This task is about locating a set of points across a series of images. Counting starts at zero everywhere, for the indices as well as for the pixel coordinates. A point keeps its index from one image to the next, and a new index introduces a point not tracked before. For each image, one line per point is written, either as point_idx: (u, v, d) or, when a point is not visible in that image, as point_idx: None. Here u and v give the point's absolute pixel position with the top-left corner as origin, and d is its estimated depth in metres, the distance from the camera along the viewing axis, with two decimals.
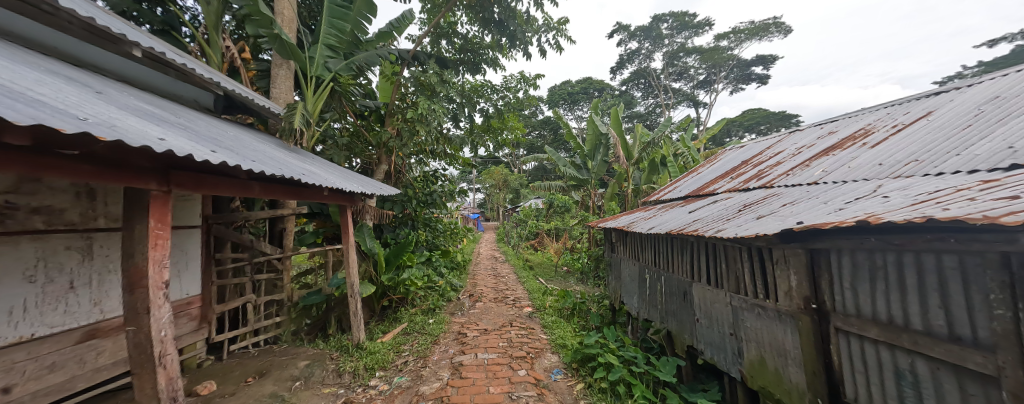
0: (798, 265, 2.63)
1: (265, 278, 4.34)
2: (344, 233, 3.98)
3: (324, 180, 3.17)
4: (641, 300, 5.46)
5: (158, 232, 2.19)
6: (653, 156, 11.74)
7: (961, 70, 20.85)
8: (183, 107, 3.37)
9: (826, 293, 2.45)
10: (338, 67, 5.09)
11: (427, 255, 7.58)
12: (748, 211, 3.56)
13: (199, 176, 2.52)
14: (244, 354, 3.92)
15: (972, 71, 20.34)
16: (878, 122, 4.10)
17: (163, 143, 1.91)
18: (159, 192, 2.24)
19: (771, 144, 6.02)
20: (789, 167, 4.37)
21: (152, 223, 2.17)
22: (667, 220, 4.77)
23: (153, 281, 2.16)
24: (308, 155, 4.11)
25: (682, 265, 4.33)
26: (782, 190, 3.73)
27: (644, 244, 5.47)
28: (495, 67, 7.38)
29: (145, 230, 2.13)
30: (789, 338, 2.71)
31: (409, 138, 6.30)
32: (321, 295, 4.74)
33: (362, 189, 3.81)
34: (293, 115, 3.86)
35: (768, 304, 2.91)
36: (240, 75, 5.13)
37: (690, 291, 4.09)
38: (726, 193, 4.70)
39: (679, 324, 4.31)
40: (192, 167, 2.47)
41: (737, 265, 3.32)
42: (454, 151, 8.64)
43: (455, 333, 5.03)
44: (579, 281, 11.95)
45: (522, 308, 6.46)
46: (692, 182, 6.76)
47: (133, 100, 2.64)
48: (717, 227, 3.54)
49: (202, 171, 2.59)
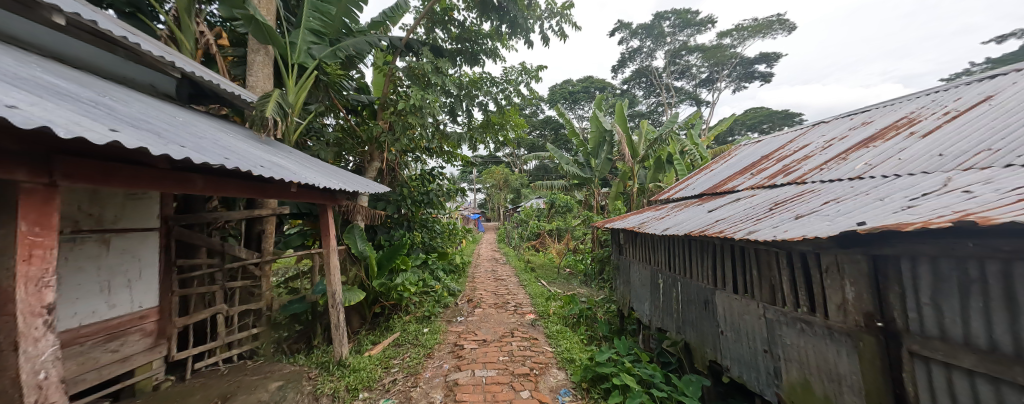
0: (854, 274, 2.19)
1: (238, 286, 3.93)
2: (326, 236, 3.54)
3: (291, 172, 2.69)
4: (654, 308, 5.02)
5: (34, 239, 1.71)
6: (659, 153, 11.32)
7: (969, 66, 20.49)
8: (127, 89, 2.90)
9: (895, 309, 2.00)
10: (322, 54, 4.65)
11: (423, 258, 7.16)
12: (783, 210, 3.11)
13: (104, 165, 2.07)
14: (212, 373, 3.53)
15: (980, 68, 19.99)
16: (922, 110, 3.66)
17: (16, 114, 1.44)
18: (37, 185, 1.76)
19: (793, 137, 5.58)
20: (821, 161, 3.93)
21: (25, 227, 1.68)
22: (684, 221, 4.33)
23: (26, 306, 1.68)
24: (284, 148, 3.65)
25: (702, 271, 3.89)
26: (820, 186, 3.28)
27: (657, 247, 5.04)
28: (495, 58, 6.95)
29: (14, 236, 1.64)
30: (845, 361, 2.26)
31: (402, 133, 5.89)
32: (303, 304, 4.33)
33: (344, 186, 3.36)
34: (267, 102, 3.43)
35: (815, 320, 2.46)
36: (216, 63, 4.71)
37: (713, 299, 3.66)
38: (749, 190, 4.26)
39: (699, 336, 3.88)
40: (95, 155, 2.02)
41: (772, 272, 2.88)
42: (452, 148, 8.21)
43: (451, 345, 4.60)
44: (583, 284, 11.51)
45: (524, 315, 6.04)
46: (705, 179, 6.32)
47: (39, 73, 2.17)
48: (747, 228, 3.10)
49: (112, 160, 2.13)
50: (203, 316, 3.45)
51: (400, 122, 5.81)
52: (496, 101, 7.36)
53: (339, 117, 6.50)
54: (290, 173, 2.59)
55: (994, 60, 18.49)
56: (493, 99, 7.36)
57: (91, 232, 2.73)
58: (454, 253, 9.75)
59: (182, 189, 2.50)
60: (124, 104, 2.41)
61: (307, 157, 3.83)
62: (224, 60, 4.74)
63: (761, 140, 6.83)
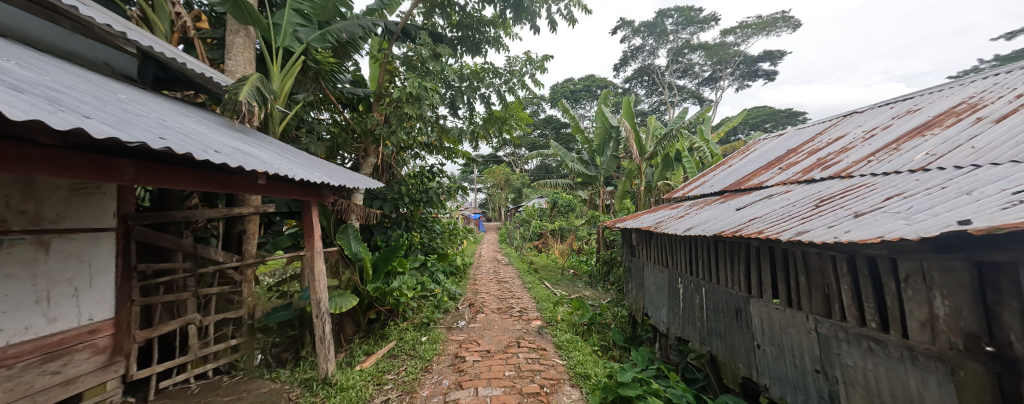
0: (948, 284, 1.76)
1: (215, 292, 3.53)
2: (309, 237, 3.12)
3: (263, 162, 2.17)
4: (673, 315, 4.59)
5: None
6: (667, 150, 10.87)
7: (977, 63, 20.15)
8: (73, 66, 2.42)
9: (1010, 331, 1.58)
10: (310, 37, 4.26)
11: (421, 260, 6.76)
12: (835, 207, 2.68)
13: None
14: (182, 392, 3.18)
15: (990, 64, 19.56)
16: (984, 94, 3.27)
17: None
18: None
19: (822, 129, 5.16)
20: (866, 152, 3.51)
21: None
22: (710, 220, 3.90)
23: None
24: (262, 138, 3.21)
25: (733, 276, 3.48)
26: (875, 180, 2.87)
27: (677, 249, 4.62)
28: (498, 47, 6.55)
29: None
30: (933, 392, 1.84)
31: (400, 127, 5.48)
32: (288, 313, 3.93)
33: (330, 180, 2.92)
34: (242, 86, 2.97)
35: (890, 339, 2.04)
36: (195, 49, 4.31)
37: (747, 308, 3.24)
38: (782, 186, 3.85)
39: (729, 348, 3.46)
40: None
41: (827, 279, 2.46)
42: (452, 144, 7.81)
43: (451, 357, 4.20)
44: (588, 286, 11.12)
45: (530, 321, 5.64)
46: (723, 175, 5.92)
47: None
48: (795, 227, 2.67)
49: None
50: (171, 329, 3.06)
51: (397, 114, 5.40)
52: (499, 93, 6.97)
53: (333, 109, 6.10)
54: (260, 161, 2.13)
55: (1005, 56, 18.05)
56: (496, 91, 6.96)
57: (25, 232, 2.40)
58: (454, 254, 9.34)
59: (107, 180, 1.92)
60: (50, 72, 1.94)
61: (290, 150, 3.39)
62: (204, 45, 4.35)
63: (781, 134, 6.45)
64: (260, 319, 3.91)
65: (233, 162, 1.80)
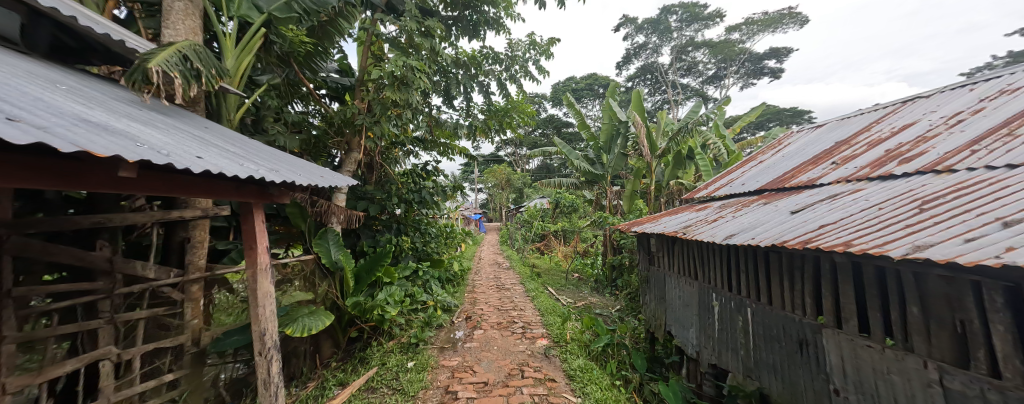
0: None
1: (143, 317, 2.81)
2: (250, 250, 2.39)
3: (132, 145, 1.35)
4: (706, 338, 3.88)
5: None
6: (681, 147, 10.02)
7: (992, 59, 19.46)
8: None
9: None
10: (271, 5, 3.59)
11: (413, 267, 6.06)
12: (963, 212, 1.96)
13: None
14: None
15: (1002, 63, 18.97)
16: None
17: None
18: None
19: (877, 117, 4.45)
20: (963, 141, 2.81)
21: None
22: (756, 226, 3.20)
23: None
24: (193, 123, 2.47)
25: (792, 297, 2.77)
26: (1004, 175, 2.16)
27: (709, 260, 3.93)
28: (499, 29, 5.83)
29: None
30: None
31: (385, 117, 4.77)
32: (241, 339, 3.23)
33: (277, 175, 2.17)
34: (161, 51, 2.31)
35: None
36: (135, 21, 3.61)
37: (817, 340, 2.52)
38: (850, 184, 3.14)
39: (790, 389, 2.75)
40: None
41: (960, 314, 1.74)
42: (448, 139, 7.10)
43: (441, 391, 3.51)
44: (593, 292, 10.44)
45: (535, 339, 4.94)
46: (755, 173, 5.21)
47: None
48: (904, 238, 1.95)
49: None
50: (71, 369, 2.33)
51: (381, 100, 4.68)
52: (499, 81, 6.26)
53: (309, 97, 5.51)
54: (127, 143, 1.33)
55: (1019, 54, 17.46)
56: (496, 79, 6.26)
57: None
58: (451, 259, 8.65)
59: None
60: None
61: (234, 139, 2.66)
62: (148, 16, 3.66)
63: (817, 125, 5.75)
64: (207, 346, 3.21)
65: (25, 136, 0.99)
